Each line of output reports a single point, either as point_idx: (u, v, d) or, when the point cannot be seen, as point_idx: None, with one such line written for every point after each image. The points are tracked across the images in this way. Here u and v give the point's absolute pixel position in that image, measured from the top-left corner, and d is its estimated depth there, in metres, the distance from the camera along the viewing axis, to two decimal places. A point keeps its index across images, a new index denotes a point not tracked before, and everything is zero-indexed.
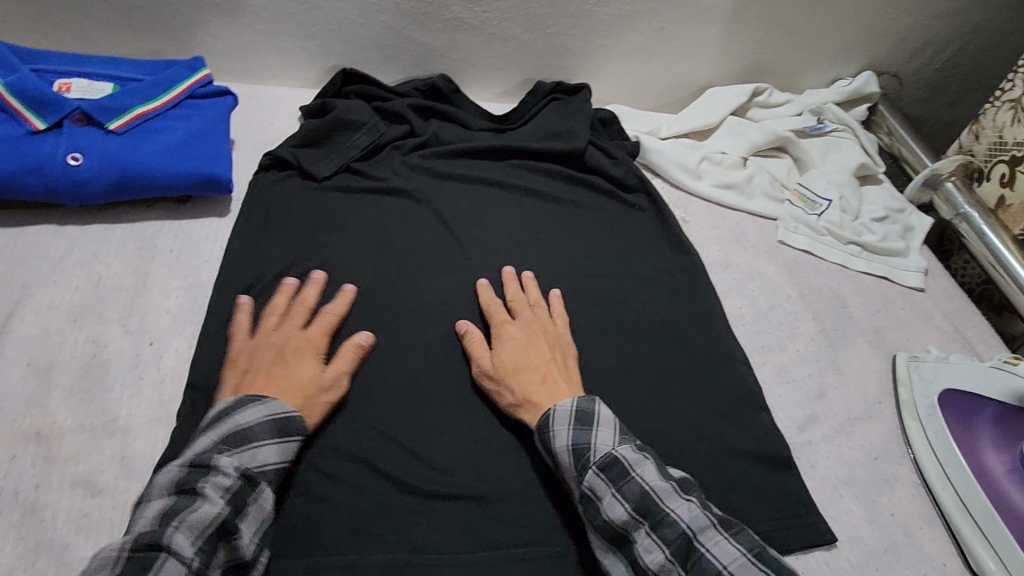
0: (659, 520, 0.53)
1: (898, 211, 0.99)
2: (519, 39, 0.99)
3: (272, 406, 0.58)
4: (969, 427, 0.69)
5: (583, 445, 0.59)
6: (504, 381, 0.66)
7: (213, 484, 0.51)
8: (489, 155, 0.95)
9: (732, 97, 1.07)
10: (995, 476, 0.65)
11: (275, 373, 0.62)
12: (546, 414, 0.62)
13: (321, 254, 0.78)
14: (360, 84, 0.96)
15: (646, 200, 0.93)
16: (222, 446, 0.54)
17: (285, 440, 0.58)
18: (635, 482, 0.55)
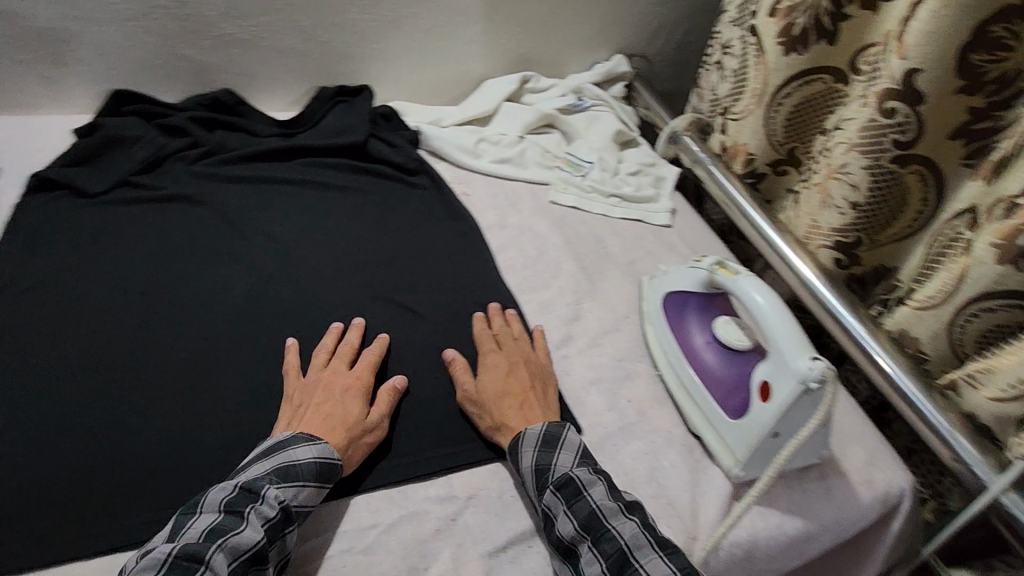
0: (586, 518, 0.59)
1: (650, 165, 1.17)
2: (293, 49, 1.06)
3: (322, 448, 0.62)
4: (681, 318, 0.81)
5: (564, 475, 0.62)
6: (485, 405, 0.71)
7: (258, 512, 0.54)
8: (276, 156, 1.01)
9: (504, 86, 1.20)
10: (698, 353, 0.77)
11: (322, 415, 0.66)
12: (518, 435, 0.67)
13: (93, 260, 0.80)
14: (137, 103, 0.99)
15: (427, 180, 1.03)
16: (274, 478, 0.58)
17: (322, 485, 0.60)
18: (584, 500, 0.60)
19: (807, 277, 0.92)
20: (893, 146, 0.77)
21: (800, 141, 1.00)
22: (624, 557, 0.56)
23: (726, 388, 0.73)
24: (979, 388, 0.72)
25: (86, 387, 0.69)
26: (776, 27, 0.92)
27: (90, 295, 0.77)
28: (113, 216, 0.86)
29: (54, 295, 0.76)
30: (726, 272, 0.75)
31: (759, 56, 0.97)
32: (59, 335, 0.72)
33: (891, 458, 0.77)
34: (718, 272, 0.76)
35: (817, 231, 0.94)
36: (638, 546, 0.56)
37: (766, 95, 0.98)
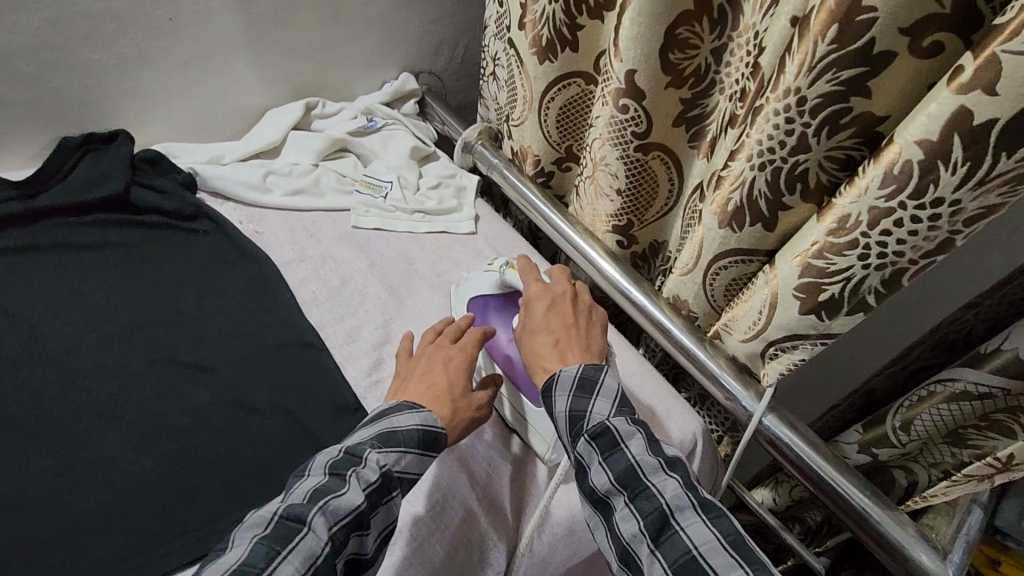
0: (618, 471, 0.62)
1: (450, 177, 1.20)
2: (19, 100, 0.94)
3: (426, 417, 0.68)
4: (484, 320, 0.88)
5: (595, 428, 0.65)
6: (535, 329, 0.78)
7: (360, 474, 0.60)
8: (18, 223, 0.90)
9: (288, 114, 1.16)
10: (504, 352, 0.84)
11: (419, 392, 0.73)
12: (553, 377, 0.72)
13: None
14: None
15: (209, 224, 0.96)
16: (375, 442, 0.64)
17: (423, 452, 0.67)
18: (620, 450, 0.63)
19: (597, 261, 1.01)
20: (634, 137, 0.87)
21: (573, 139, 1.09)
22: (648, 496, 0.59)
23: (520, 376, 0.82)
24: (732, 333, 0.83)
25: None
26: (527, 39, 0.99)
27: None
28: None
29: None
30: (514, 272, 0.85)
31: (521, 65, 1.04)
32: None
33: (683, 410, 0.87)
34: (508, 273, 0.86)
35: (598, 218, 1.04)
36: (651, 484, 0.60)
37: (534, 102, 1.06)
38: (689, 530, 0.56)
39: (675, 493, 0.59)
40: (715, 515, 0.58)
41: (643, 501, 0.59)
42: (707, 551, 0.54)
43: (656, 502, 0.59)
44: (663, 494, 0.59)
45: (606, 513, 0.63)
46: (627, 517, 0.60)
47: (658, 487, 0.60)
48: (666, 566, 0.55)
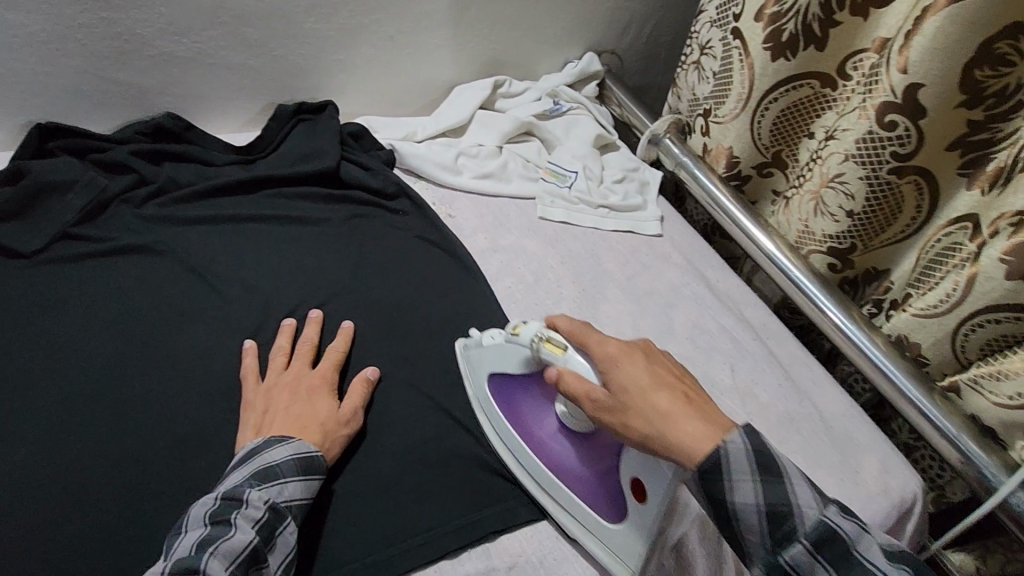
0: (729, 464, 0.52)
1: (633, 170, 1.14)
2: (244, 65, 0.95)
3: (297, 443, 0.63)
4: (511, 401, 0.71)
5: (777, 503, 0.51)
6: (626, 403, 0.58)
7: (245, 516, 0.54)
8: (238, 189, 0.91)
9: (476, 92, 1.13)
10: (541, 437, 0.69)
11: (293, 411, 0.67)
12: (719, 450, 0.52)
13: (53, 334, 0.72)
14: (67, 138, 0.87)
15: (408, 203, 0.96)
16: (255, 481, 0.58)
17: (307, 477, 0.62)
18: (723, 468, 0.52)
19: (803, 283, 0.93)
20: (891, 158, 0.78)
21: (786, 144, 0.99)
22: (799, 507, 0.51)
23: (589, 489, 0.66)
24: (983, 393, 0.78)
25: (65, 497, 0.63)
26: (763, 31, 0.90)
27: (57, 379, 0.70)
28: (59, 296, 0.75)
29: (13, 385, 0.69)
30: (554, 348, 0.64)
31: (745, 59, 0.95)
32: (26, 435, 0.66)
33: (903, 466, 0.80)
34: (544, 348, 0.64)
35: (809, 236, 0.95)
36: (752, 487, 0.51)
37: (752, 101, 0.97)
38: (801, 489, 0.52)
39: (807, 492, 0.52)
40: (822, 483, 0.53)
41: (783, 505, 0.51)
42: (871, 554, 0.49)
43: (812, 515, 0.50)
44: (750, 471, 0.52)
45: (734, 520, 0.52)
46: (756, 514, 0.51)
47: (798, 497, 0.51)
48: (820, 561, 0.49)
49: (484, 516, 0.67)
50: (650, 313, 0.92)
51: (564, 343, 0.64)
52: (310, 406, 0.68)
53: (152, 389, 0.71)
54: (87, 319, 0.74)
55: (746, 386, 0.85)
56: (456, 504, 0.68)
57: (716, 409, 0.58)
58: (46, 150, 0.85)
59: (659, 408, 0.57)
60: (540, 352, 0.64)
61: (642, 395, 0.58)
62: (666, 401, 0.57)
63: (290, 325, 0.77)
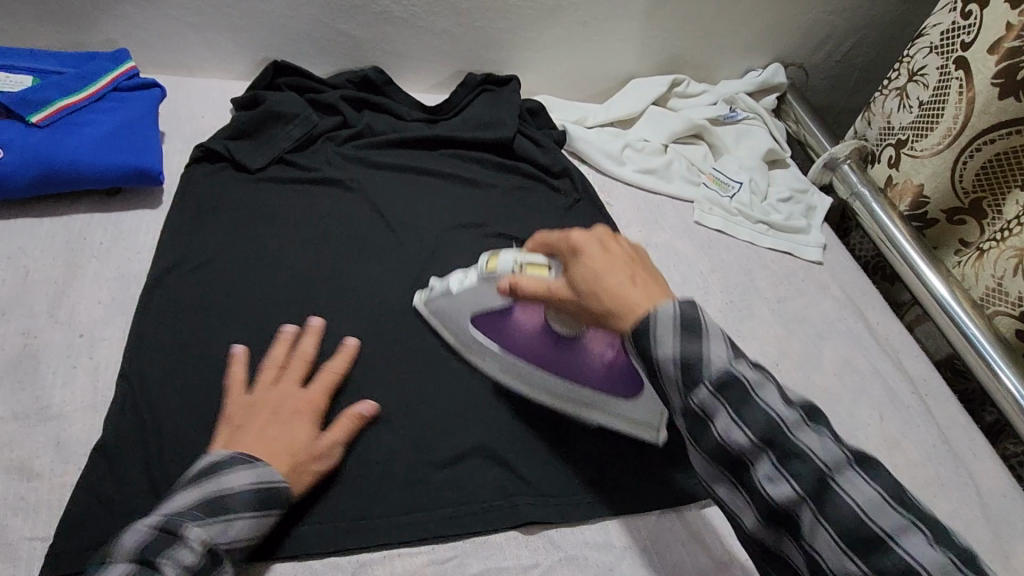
0: (751, 400, 0.51)
1: (802, 191, 1.09)
2: (447, 32, 1.02)
3: (261, 472, 0.56)
4: (502, 338, 0.73)
5: (692, 355, 0.52)
6: (596, 281, 0.57)
7: (173, 560, 0.50)
8: (422, 144, 0.98)
9: (653, 88, 1.14)
10: (519, 344, 0.72)
11: (275, 437, 0.60)
12: (647, 316, 0.53)
13: (254, 238, 0.80)
14: (293, 77, 0.98)
15: (571, 185, 0.99)
16: (199, 513, 0.53)
17: (264, 514, 0.56)
18: (697, 344, 0.52)
19: (980, 343, 0.84)
20: None
21: (990, 191, 0.90)
22: (803, 458, 0.49)
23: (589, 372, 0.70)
24: None
25: (241, 379, 0.68)
26: (996, 66, 0.84)
27: (250, 274, 0.76)
28: (269, 207, 0.84)
29: (213, 272, 0.75)
30: (539, 269, 0.63)
31: (965, 93, 0.88)
32: (220, 317, 0.71)
33: None
34: (529, 271, 0.63)
35: (999, 295, 0.88)
36: (800, 441, 0.50)
37: (961, 139, 0.89)
38: (863, 500, 0.48)
39: (818, 441, 0.50)
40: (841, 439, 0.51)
41: (794, 463, 0.49)
42: (871, 509, 0.47)
43: (813, 463, 0.49)
44: (773, 406, 0.51)
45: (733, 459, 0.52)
46: (775, 476, 0.50)
47: (809, 445, 0.50)
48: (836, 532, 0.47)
49: (606, 495, 0.68)
50: (798, 339, 0.88)
51: (548, 263, 0.63)
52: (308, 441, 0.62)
53: (331, 301, 0.77)
54: (288, 230, 0.82)
55: (894, 437, 0.79)
56: (581, 478, 0.69)
57: (659, 292, 0.56)
58: (275, 85, 0.97)
59: (600, 306, 0.56)
60: (521, 270, 0.64)
61: (599, 275, 0.57)
62: (625, 279, 0.56)
63: (312, 329, 0.70)
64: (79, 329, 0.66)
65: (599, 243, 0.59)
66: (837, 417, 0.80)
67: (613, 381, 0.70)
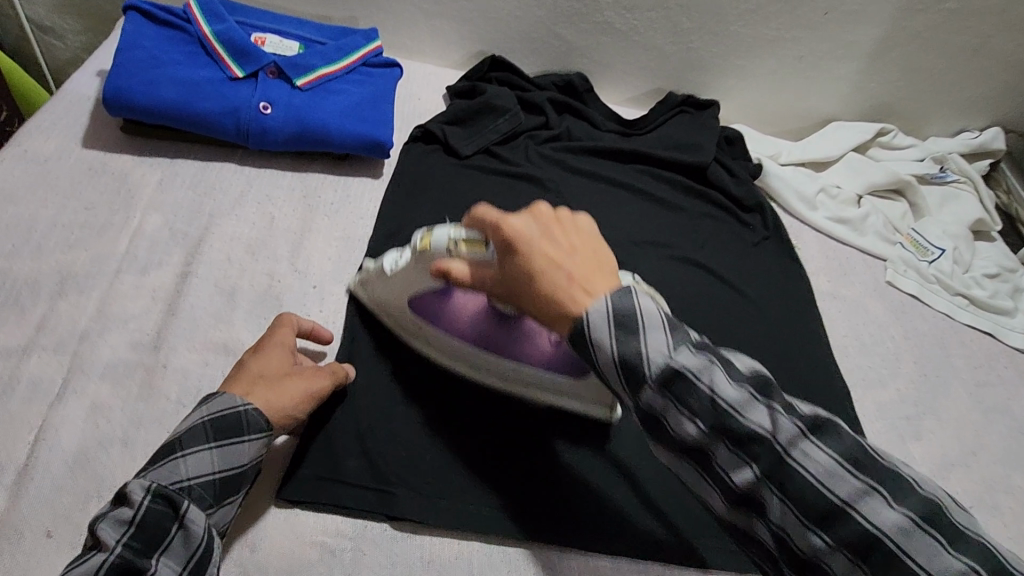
0: (790, 479, 0.42)
1: (1011, 270, 0.99)
2: (659, 49, 1.02)
3: (212, 404, 0.53)
4: (438, 317, 0.67)
5: (719, 423, 0.44)
6: (532, 272, 0.51)
7: (117, 518, 0.45)
8: (616, 155, 0.99)
9: (856, 134, 1.08)
10: (457, 325, 0.67)
11: (231, 376, 0.57)
12: (580, 316, 0.48)
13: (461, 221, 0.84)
14: (504, 72, 1.02)
15: (760, 222, 0.96)
16: (148, 469, 0.50)
17: (221, 443, 0.51)
18: (701, 396, 0.44)
19: None
20: None
21: None
22: (860, 524, 0.40)
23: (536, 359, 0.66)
24: None
25: None
26: None
27: None
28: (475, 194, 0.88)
29: None
30: (473, 248, 0.57)
31: None
32: None
33: None
34: (462, 249, 0.57)
35: None
36: (856, 505, 0.41)
37: None
38: (874, 500, 0.41)
39: (798, 526, 0.42)
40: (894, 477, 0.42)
41: (786, 485, 0.42)
42: (911, 541, 0.39)
43: (870, 528, 0.40)
44: (829, 485, 0.41)
45: (749, 505, 0.44)
46: (788, 517, 0.42)
47: (914, 557, 0.39)
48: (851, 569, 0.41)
49: None
50: (999, 432, 0.81)
51: (484, 242, 0.56)
52: (247, 363, 0.58)
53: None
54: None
55: None
56: None
57: (603, 281, 0.50)
58: (487, 78, 1.01)
59: (542, 291, 0.51)
60: (439, 246, 0.59)
61: (531, 241, 0.52)
62: (567, 271, 0.50)
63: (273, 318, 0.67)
64: (314, 280, 0.72)
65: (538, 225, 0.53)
66: None
67: (558, 360, 0.66)
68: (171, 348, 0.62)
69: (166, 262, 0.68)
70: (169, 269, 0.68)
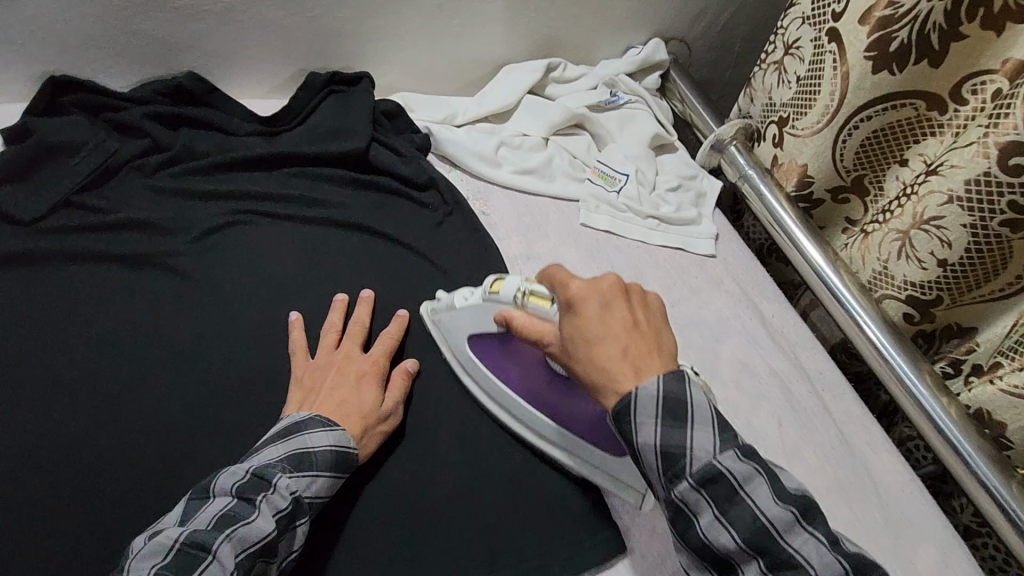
0: (779, 561, 0.46)
1: (691, 178, 1.02)
2: (277, 27, 0.86)
3: (340, 436, 0.62)
4: (496, 355, 0.71)
5: (672, 445, 0.49)
6: (586, 333, 0.53)
7: (270, 501, 0.54)
8: (256, 164, 0.83)
9: (528, 75, 1.03)
10: (507, 371, 0.71)
11: (338, 397, 0.65)
12: (627, 399, 0.50)
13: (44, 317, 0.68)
14: (80, 92, 0.80)
15: (438, 198, 0.87)
16: (287, 465, 0.58)
17: (336, 476, 0.61)
18: (683, 411, 0.49)
19: (870, 330, 0.82)
20: (1009, 207, 0.67)
21: (870, 169, 0.86)
22: (743, 508, 0.47)
23: (590, 426, 0.66)
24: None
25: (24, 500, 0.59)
26: (869, 38, 0.77)
27: (36, 369, 0.66)
28: (66, 270, 0.71)
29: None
30: (539, 302, 0.60)
31: (839, 67, 0.81)
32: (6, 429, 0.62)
33: (963, 556, 0.71)
34: (529, 302, 0.61)
35: (886, 278, 0.83)
36: (753, 502, 0.47)
37: (839, 117, 0.84)
38: (760, 496, 0.47)
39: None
40: (809, 509, 0.48)
41: (708, 481, 0.47)
42: (782, 527, 0.46)
43: (756, 518, 0.47)
44: (769, 518, 0.47)
45: (683, 525, 0.49)
46: (691, 492, 0.48)
47: (793, 546, 0.46)
48: (740, 539, 0.46)
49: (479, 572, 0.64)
50: (693, 348, 0.83)
51: (550, 296, 0.60)
52: (348, 382, 0.67)
53: (157, 376, 0.67)
54: (96, 296, 0.70)
55: (793, 444, 0.76)
56: (453, 562, 0.64)
57: (665, 342, 0.53)
58: (59, 104, 0.79)
59: (579, 370, 0.54)
60: (524, 304, 0.61)
61: (586, 314, 0.53)
62: (615, 351, 0.52)
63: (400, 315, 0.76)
64: None
65: (604, 296, 0.54)
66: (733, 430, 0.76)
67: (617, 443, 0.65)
68: None
69: None
70: None
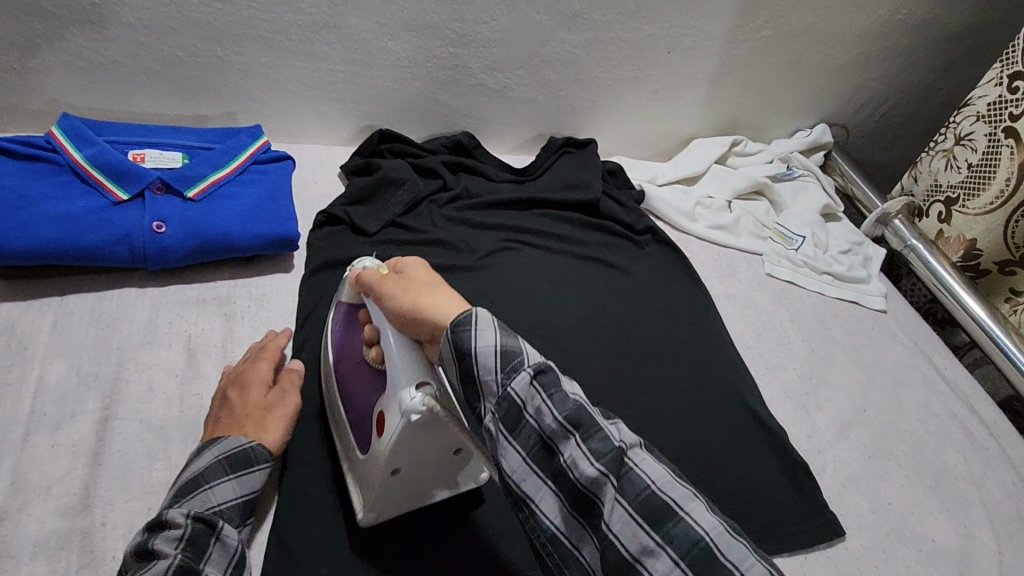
0: (628, 477, 0.46)
1: (859, 243, 1.17)
2: (534, 101, 1.10)
3: (221, 443, 0.60)
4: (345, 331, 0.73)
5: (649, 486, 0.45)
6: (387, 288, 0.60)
7: (167, 537, 0.51)
8: (514, 205, 1.05)
9: (716, 148, 1.22)
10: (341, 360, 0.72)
11: (223, 413, 0.65)
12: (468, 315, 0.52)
13: None
14: (394, 143, 1.06)
15: (654, 241, 1.06)
16: (174, 502, 0.56)
17: (238, 475, 0.60)
18: (631, 473, 0.46)
19: None
20: None
21: None
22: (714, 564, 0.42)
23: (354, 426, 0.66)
24: None
25: None
26: None
27: None
28: None
29: None
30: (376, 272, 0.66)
31: (1017, 157, 0.98)
32: None
33: None
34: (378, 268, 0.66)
35: None
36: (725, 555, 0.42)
37: (1016, 198, 0.99)
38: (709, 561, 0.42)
39: (631, 529, 0.44)
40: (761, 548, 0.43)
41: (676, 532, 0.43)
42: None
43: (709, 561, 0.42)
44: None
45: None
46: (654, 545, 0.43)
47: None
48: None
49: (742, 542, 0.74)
50: (878, 386, 0.95)
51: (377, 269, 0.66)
52: (239, 400, 0.66)
53: None
54: None
55: (980, 476, 0.86)
56: None
57: (449, 288, 0.57)
58: (378, 151, 1.04)
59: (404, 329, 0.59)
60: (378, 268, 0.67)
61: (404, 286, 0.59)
62: (433, 295, 0.57)
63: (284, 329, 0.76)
64: None
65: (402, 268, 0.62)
66: (925, 458, 0.87)
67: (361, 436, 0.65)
68: (105, 504, 0.61)
69: (80, 412, 0.66)
70: (85, 419, 0.66)
